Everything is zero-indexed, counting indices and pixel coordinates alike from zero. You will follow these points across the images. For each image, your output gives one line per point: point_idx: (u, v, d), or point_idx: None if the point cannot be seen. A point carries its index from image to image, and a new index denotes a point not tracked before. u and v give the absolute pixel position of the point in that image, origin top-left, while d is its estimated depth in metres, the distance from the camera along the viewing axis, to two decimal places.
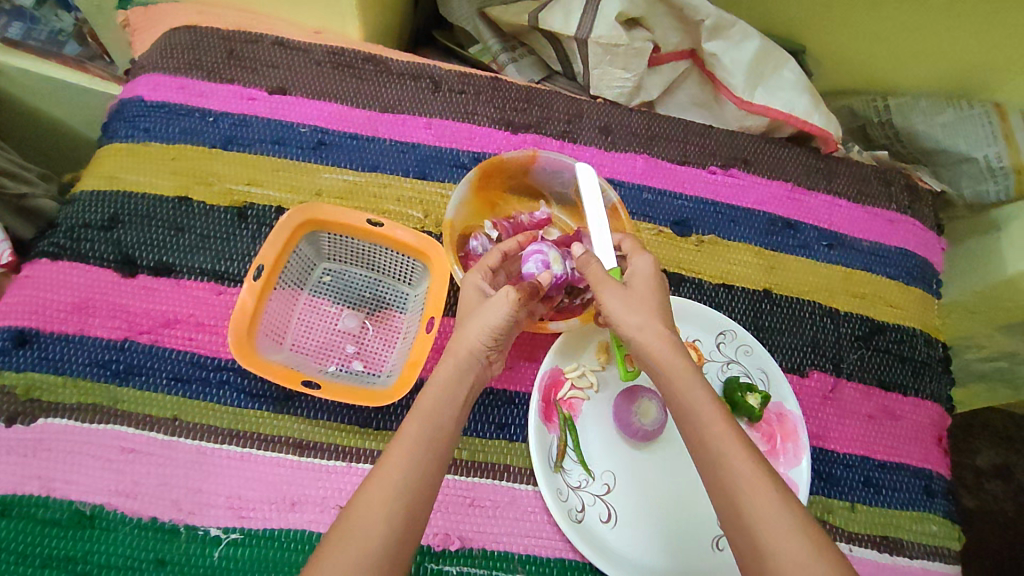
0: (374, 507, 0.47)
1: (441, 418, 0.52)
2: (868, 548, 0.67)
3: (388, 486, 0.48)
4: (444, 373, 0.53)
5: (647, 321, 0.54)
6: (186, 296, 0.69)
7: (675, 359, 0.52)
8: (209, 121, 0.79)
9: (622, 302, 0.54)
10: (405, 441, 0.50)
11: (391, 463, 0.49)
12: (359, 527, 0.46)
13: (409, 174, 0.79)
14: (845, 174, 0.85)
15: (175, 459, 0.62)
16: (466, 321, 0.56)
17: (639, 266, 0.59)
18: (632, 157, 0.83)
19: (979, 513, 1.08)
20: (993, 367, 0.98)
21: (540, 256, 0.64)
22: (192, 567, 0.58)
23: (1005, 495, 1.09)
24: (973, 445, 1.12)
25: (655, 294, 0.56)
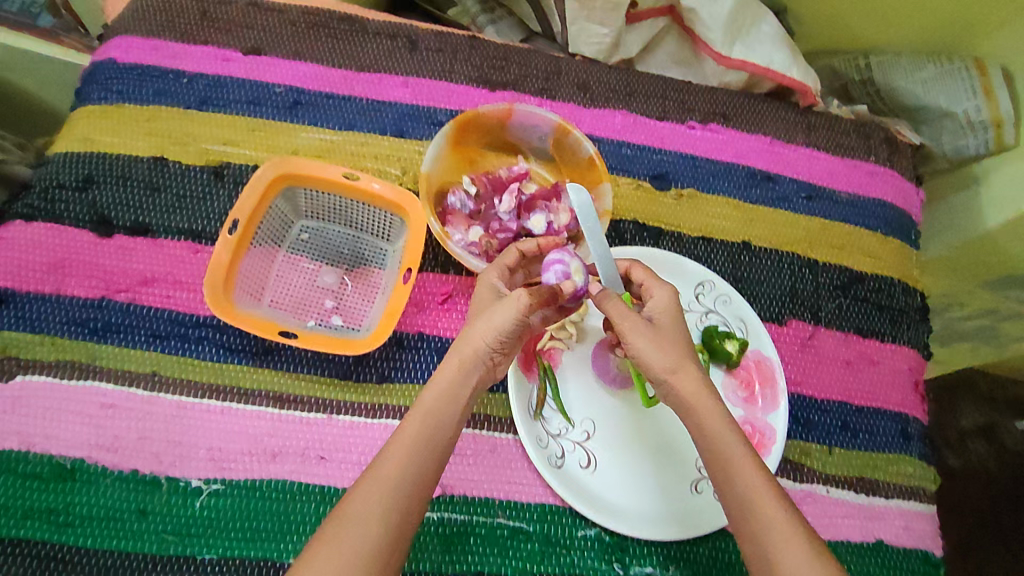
0: (368, 505, 0.46)
1: (443, 416, 0.51)
2: (845, 489, 0.68)
3: (384, 486, 0.47)
4: (445, 370, 0.52)
5: (679, 364, 0.52)
6: (163, 254, 0.69)
7: (705, 401, 0.51)
8: (183, 82, 0.78)
9: (650, 341, 0.53)
10: (406, 438, 0.49)
11: (388, 460, 0.48)
12: (353, 525, 0.46)
13: (386, 133, 0.79)
14: (823, 127, 0.85)
15: (155, 414, 0.62)
16: (475, 322, 0.53)
17: (661, 298, 0.56)
18: (611, 114, 0.83)
19: (964, 472, 1.10)
20: (979, 325, 1.01)
21: (560, 267, 0.55)
22: (174, 517, 0.59)
23: (989, 455, 1.11)
24: (958, 406, 1.14)
25: (678, 328, 0.55)
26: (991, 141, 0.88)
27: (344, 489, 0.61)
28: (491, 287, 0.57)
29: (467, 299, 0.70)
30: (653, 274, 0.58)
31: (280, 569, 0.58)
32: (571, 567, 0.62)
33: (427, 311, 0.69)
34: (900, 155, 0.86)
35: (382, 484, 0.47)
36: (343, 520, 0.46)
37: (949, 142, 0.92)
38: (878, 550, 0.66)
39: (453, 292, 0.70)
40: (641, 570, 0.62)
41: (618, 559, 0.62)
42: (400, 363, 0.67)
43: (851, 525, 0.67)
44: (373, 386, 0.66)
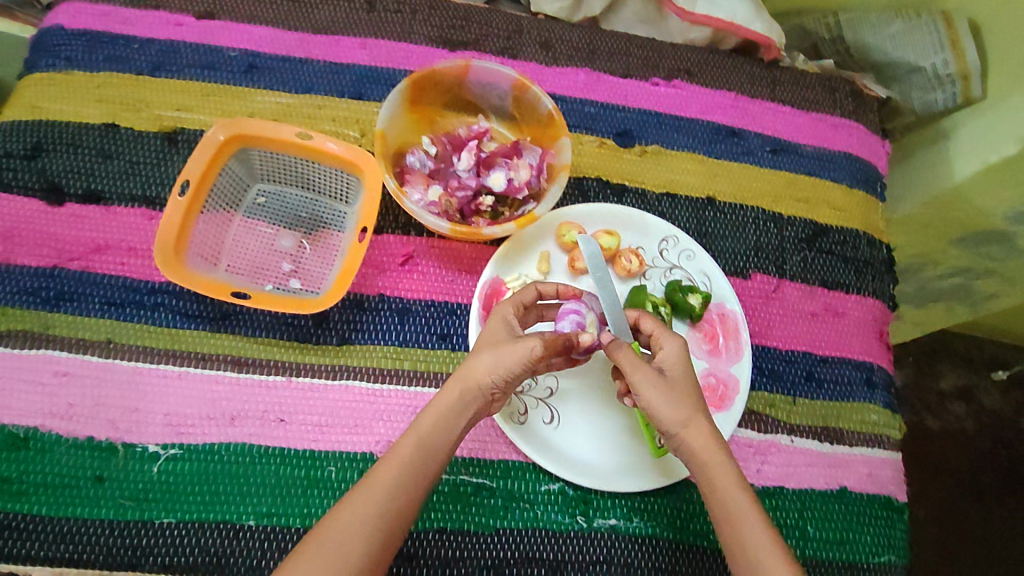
0: (352, 523, 0.49)
1: (434, 441, 0.53)
2: (809, 438, 0.68)
3: (371, 505, 0.50)
4: (445, 397, 0.53)
5: (689, 420, 0.53)
6: (115, 221, 0.67)
7: (715, 456, 0.53)
8: (134, 47, 0.75)
9: (661, 396, 0.53)
10: (396, 462, 0.51)
11: (376, 480, 0.51)
12: (334, 541, 0.48)
13: (344, 95, 0.77)
14: (789, 82, 0.84)
15: (111, 380, 0.61)
16: (484, 353, 0.54)
17: (672, 351, 0.56)
18: (575, 72, 0.81)
19: (941, 433, 1.11)
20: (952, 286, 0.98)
21: (575, 316, 0.58)
22: (131, 482, 0.59)
23: (966, 415, 1.12)
24: (936, 368, 1.14)
25: (688, 382, 0.55)
26: (958, 94, 0.85)
27: (305, 450, 0.61)
28: (504, 319, 0.56)
29: (428, 259, 0.69)
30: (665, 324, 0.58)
31: (240, 531, 0.58)
32: (534, 522, 0.62)
33: (388, 273, 0.68)
34: (866, 109, 0.86)
35: (367, 504, 0.50)
36: (328, 533, 0.48)
37: (919, 98, 0.89)
38: (841, 496, 0.67)
39: (413, 253, 0.69)
40: (605, 522, 0.62)
41: (581, 513, 0.62)
42: (361, 325, 0.66)
43: (814, 473, 0.67)
44: (333, 348, 0.65)
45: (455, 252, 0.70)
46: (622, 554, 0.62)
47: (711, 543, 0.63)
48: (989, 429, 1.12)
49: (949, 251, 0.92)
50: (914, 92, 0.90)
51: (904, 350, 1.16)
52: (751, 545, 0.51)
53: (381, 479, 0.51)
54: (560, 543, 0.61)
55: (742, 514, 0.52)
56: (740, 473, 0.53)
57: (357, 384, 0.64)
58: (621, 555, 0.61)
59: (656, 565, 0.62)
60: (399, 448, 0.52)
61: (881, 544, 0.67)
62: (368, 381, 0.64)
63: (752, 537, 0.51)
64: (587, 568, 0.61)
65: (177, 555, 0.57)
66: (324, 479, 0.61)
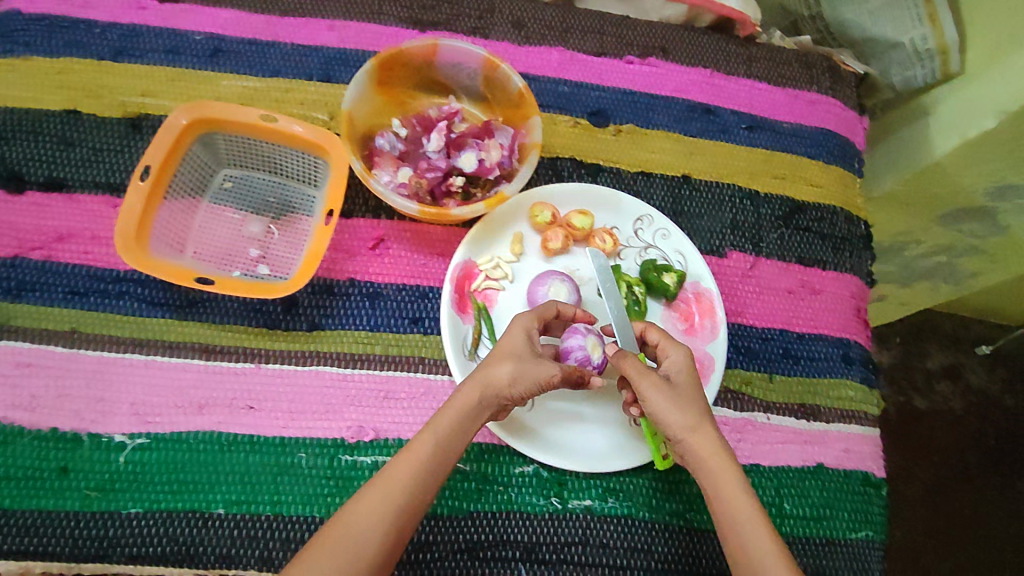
0: (366, 520, 0.49)
1: (449, 441, 0.53)
2: (786, 416, 0.69)
3: (386, 503, 0.50)
4: (462, 399, 0.54)
5: (695, 425, 0.54)
6: (79, 210, 0.66)
7: (720, 462, 0.54)
8: (95, 32, 0.72)
9: (668, 403, 0.54)
10: (412, 460, 0.52)
11: (391, 477, 0.51)
12: (348, 537, 0.48)
13: (313, 78, 0.75)
14: (765, 58, 0.83)
15: (74, 370, 0.60)
16: (507, 364, 0.54)
17: (678, 360, 0.57)
18: (548, 51, 0.79)
19: (929, 413, 1.11)
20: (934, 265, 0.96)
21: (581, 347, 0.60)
22: (96, 473, 0.58)
23: (954, 395, 1.12)
24: (924, 349, 1.14)
25: (693, 390, 0.56)
26: (936, 70, 0.81)
27: (276, 437, 0.61)
28: (523, 330, 0.57)
29: (399, 243, 0.68)
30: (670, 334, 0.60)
31: (209, 519, 0.58)
32: (508, 504, 0.62)
33: (359, 257, 0.67)
34: (843, 84, 0.85)
35: (383, 501, 0.50)
36: (341, 529, 0.49)
37: (899, 75, 0.86)
38: (818, 472, 0.67)
39: (384, 237, 0.68)
40: (580, 503, 0.63)
41: (556, 494, 0.63)
42: (331, 310, 0.65)
43: (790, 450, 0.67)
44: (303, 334, 0.64)
45: (427, 236, 0.69)
46: (597, 535, 0.62)
47: (685, 522, 0.64)
48: (976, 407, 1.12)
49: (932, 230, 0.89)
50: (893, 69, 0.86)
51: (892, 331, 1.15)
52: (755, 550, 0.51)
53: (396, 477, 0.51)
54: (535, 525, 0.61)
55: (747, 520, 0.52)
56: (745, 481, 0.54)
57: (327, 370, 0.63)
58: (595, 536, 0.62)
59: (630, 544, 0.62)
60: (414, 446, 0.52)
61: (858, 520, 0.67)
62: (338, 366, 0.63)
63: (757, 543, 0.51)
64: (562, 549, 0.61)
65: (146, 545, 0.57)
66: (294, 466, 0.60)
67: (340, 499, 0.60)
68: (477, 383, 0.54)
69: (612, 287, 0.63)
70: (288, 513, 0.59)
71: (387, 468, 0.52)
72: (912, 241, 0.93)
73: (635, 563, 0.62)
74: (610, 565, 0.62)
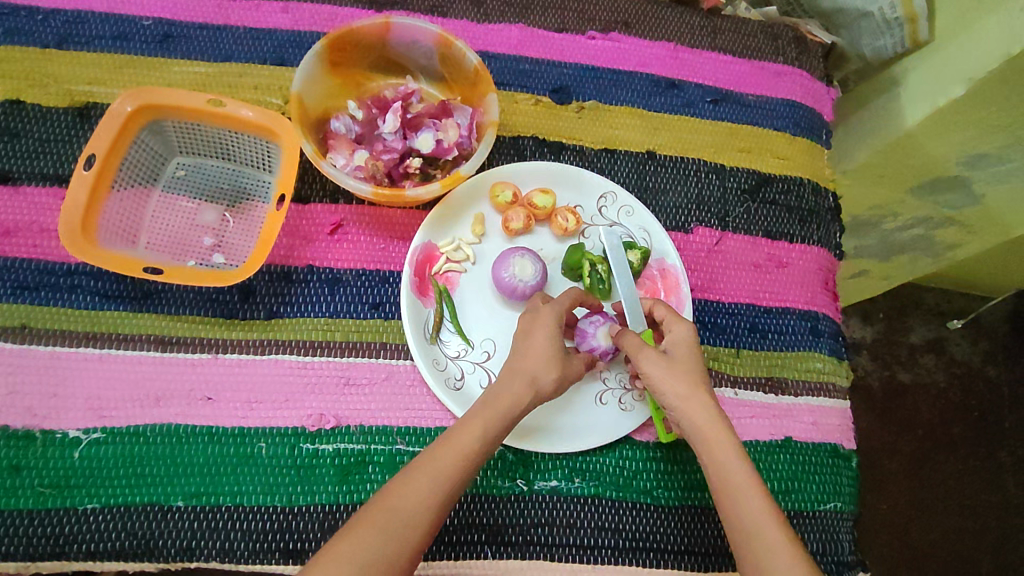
0: (411, 505, 0.47)
1: (494, 436, 0.52)
2: (753, 390, 0.69)
3: (434, 493, 0.48)
4: (511, 397, 0.53)
5: (690, 393, 0.55)
6: (26, 203, 0.64)
7: (714, 429, 0.53)
8: (38, 19, 0.69)
9: (665, 374, 0.55)
10: (462, 452, 0.50)
11: (440, 467, 0.49)
12: (394, 522, 0.47)
13: (267, 62, 0.71)
14: (730, 30, 0.81)
15: (25, 367, 0.59)
16: (554, 371, 0.55)
17: (682, 334, 0.58)
18: (507, 28, 0.77)
19: (913, 386, 1.11)
20: (912, 238, 0.88)
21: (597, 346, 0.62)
22: (51, 469, 0.57)
23: (936, 367, 1.12)
24: (906, 323, 1.13)
25: (693, 363, 0.57)
26: (906, 39, 0.76)
27: (235, 428, 0.60)
28: (553, 314, 0.57)
29: (358, 227, 0.67)
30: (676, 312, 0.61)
31: (169, 512, 0.57)
32: (474, 487, 0.61)
33: (317, 243, 0.66)
34: (810, 54, 0.82)
35: (431, 490, 0.48)
36: (388, 512, 0.47)
37: (868, 45, 0.82)
38: (786, 446, 0.67)
39: (343, 221, 0.67)
40: (546, 484, 0.62)
41: (521, 476, 0.62)
42: (289, 298, 0.64)
43: (758, 424, 0.68)
44: (260, 323, 0.63)
45: (386, 219, 0.67)
46: (565, 515, 0.62)
47: (654, 499, 0.63)
48: (959, 380, 1.12)
49: (907, 202, 0.83)
50: (863, 40, 0.82)
51: (875, 307, 1.14)
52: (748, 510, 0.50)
53: (445, 467, 0.49)
54: (501, 508, 0.61)
55: (741, 483, 0.52)
56: (742, 448, 0.53)
57: (287, 358, 0.62)
58: (563, 516, 0.62)
59: (598, 524, 0.62)
60: (462, 436, 0.51)
61: (826, 492, 0.67)
62: (298, 354, 0.62)
63: (752, 506, 0.51)
64: (529, 530, 0.61)
65: (102, 541, 0.56)
66: (254, 456, 0.59)
67: (302, 488, 0.59)
68: (526, 381, 0.54)
69: (621, 265, 0.64)
70: (248, 503, 0.58)
71: (432, 453, 0.50)
72: (888, 214, 0.86)
73: (604, 542, 0.61)
74: (577, 545, 0.61)
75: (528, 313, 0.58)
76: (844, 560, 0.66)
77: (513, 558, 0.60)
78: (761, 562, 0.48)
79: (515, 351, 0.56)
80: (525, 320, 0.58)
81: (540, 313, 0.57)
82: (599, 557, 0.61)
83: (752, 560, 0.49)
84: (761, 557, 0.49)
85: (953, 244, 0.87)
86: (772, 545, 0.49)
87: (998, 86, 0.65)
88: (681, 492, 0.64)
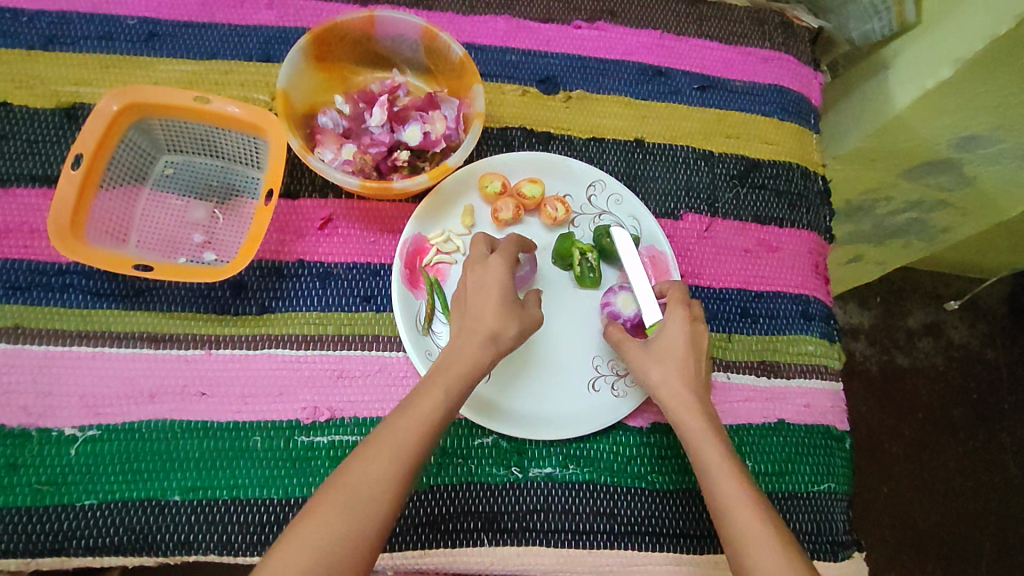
0: (376, 480, 0.47)
1: (456, 401, 0.52)
2: (745, 373, 0.69)
3: (399, 466, 0.48)
4: (473, 359, 0.53)
5: (667, 384, 0.56)
6: (17, 204, 0.64)
7: (686, 414, 0.55)
8: (22, 21, 0.69)
9: (641, 365, 0.58)
10: (422, 422, 0.50)
11: (403, 439, 0.49)
12: (359, 499, 0.46)
13: (253, 58, 0.71)
14: (716, 16, 0.81)
15: (19, 366, 0.60)
16: (512, 325, 0.55)
17: (672, 322, 0.58)
18: (492, 19, 0.77)
19: (912, 370, 1.11)
20: (906, 221, 0.89)
21: (610, 307, 0.65)
22: (47, 467, 0.58)
23: (935, 351, 1.12)
24: (904, 307, 1.13)
25: (681, 352, 0.57)
26: (893, 21, 0.74)
27: (230, 422, 0.60)
28: (502, 266, 0.57)
29: (349, 221, 0.67)
30: (682, 297, 0.59)
31: (165, 506, 0.58)
32: (469, 476, 0.62)
33: (307, 237, 0.66)
34: (797, 39, 0.82)
35: (393, 463, 0.48)
36: (351, 489, 0.47)
37: (857, 29, 0.80)
38: (779, 429, 0.68)
39: (333, 216, 0.67)
40: (541, 471, 0.63)
41: (516, 463, 0.62)
42: (281, 293, 0.64)
43: (750, 408, 0.68)
44: (253, 318, 0.63)
45: (376, 213, 0.68)
46: (560, 501, 0.62)
47: (648, 484, 0.63)
48: (957, 363, 1.12)
49: (900, 185, 0.82)
50: (852, 23, 0.80)
51: (872, 292, 1.14)
52: (722, 497, 0.50)
53: (409, 439, 0.49)
54: (496, 495, 0.61)
55: (712, 461, 0.52)
56: (716, 428, 0.54)
57: (279, 352, 0.62)
58: (558, 502, 0.62)
59: (593, 509, 0.62)
60: (423, 406, 0.51)
61: (820, 473, 0.67)
62: (292, 348, 0.63)
63: (722, 482, 0.51)
64: (524, 517, 0.61)
65: (100, 536, 0.57)
66: (248, 449, 0.60)
67: (298, 480, 0.60)
68: (485, 343, 0.53)
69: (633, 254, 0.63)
70: (245, 496, 0.59)
71: (392, 425, 0.50)
72: (882, 198, 0.86)
73: (599, 527, 0.62)
74: (572, 530, 0.62)
75: (478, 264, 0.58)
76: (839, 540, 0.66)
77: (509, 545, 0.61)
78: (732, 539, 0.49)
79: (466, 309, 0.56)
80: (473, 271, 0.57)
81: (489, 265, 0.57)
82: (595, 542, 0.61)
83: (724, 534, 0.50)
84: (732, 532, 0.49)
85: (946, 227, 0.87)
86: (738, 522, 0.49)
87: (983, 69, 0.64)
88: (675, 476, 0.64)
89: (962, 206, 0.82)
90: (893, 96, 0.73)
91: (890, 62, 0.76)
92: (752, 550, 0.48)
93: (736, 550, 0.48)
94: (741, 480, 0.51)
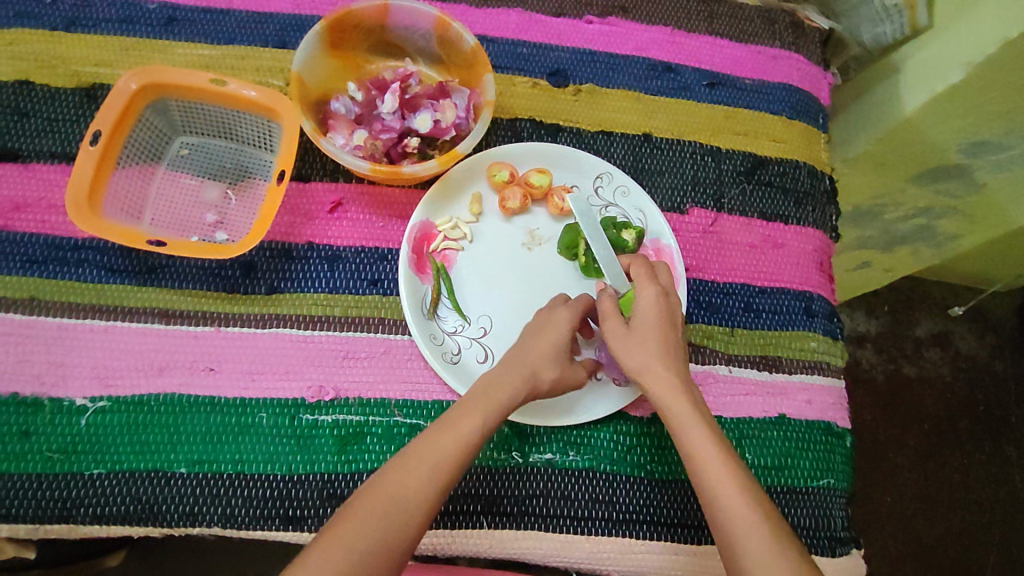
0: (412, 491, 0.49)
1: (490, 423, 0.54)
2: (749, 367, 0.70)
3: (432, 479, 0.50)
4: (508, 389, 0.55)
5: (650, 366, 0.56)
6: (35, 179, 0.66)
7: (669, 396, 0.55)
8: (46, 3, 0.71)
9: (620, 345, 0.58)
10: (461, 441, 0.51)
11: (440, 457, 0.50)
12: (396, 506, 0.48)
13: (269, 44, 0.72)
14: (727, 14, 0.81)
15: (34, 336, 0.61)
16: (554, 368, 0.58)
17: (647, 298, 0.58)
18: (505, 12, 0.78)
19: (918, 380, 1.11)
20: (914, 227, 0.89)
21: None
22: (59, 436, 0.59)
23: (942, 361, 1.12)
24: (912, 316, 1.13)
25: (659, 331, 0.58)
26: (905, 25, 0.74)
27: (236, 398, 0.61)
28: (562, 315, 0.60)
29: (358, 206, 0.68)
30: (650, 271, 0.60)
31: (172, 478, 0.59)
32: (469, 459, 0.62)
33: (317, 221, 0.67)
34: (808, 39, 0.82)
35: (431, 477, 0.50)
36: (389, 497, 0.48)
37: (869, 32, 0.80)
38: (779, 423, 0.68)
39: (342, 200, 0.68)
40: (542, 457, 0.63)
41: (517, 448, 0.63)
42: (289, 274, 0.65)
43: (751, 402, 0.69)
44: (261, 298, 0.64)
45: (386, 199, 0.69)
46: (559, 487, 0.63)
47: (647, 473, 0.64)
48: (965, 374, 1.12)
49: (909, 191, 0.82)
50: (863, 26, 0.80)
51: (880, 299, 1.14)
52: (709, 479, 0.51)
53: (443, 457, 0.50)
54: (497, 479, 0.62)
55: (693, 440, 0.53)
56: (696, 405, 0.55)
57: (286, 331, 0.63)
58: (557, 488, 0.63)
59: (591, 496, 0.63)
60: (462, 426, 0.52)
61: (819, 468, 0.68)
62: (298, 328, 0.64)
63: (707, 464, 0.51)
64: (524, 501, 0.62)
65: (108, 504, 0.58)
66: (255, 426, 0.61)
67: (301, 457, 0.60)
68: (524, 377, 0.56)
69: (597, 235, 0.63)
70: (250, 471, 0.60)
71: (429, 440, 0.51)
72: (891, 203, 0.86)
73: (597, 514, 0.62)
74: (570, 516, 0.62)
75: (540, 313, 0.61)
76: (838, 535, 0.66)
77: (507, 528, 0.61)
78: (720, 517, 0.49)
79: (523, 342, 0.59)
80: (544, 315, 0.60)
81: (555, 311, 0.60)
82: (593, 528, 0.62)
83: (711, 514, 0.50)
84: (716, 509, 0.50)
85: (955, 235, 0.87)
86: (726, 498, 0.49)
87: (992, 75, 0.64)
88: (674, 466, 0.64)
89: (971, 214, 0.82)
90: (902, 100, 0.73)
91: (900, 66, 0.75)
92: (748, 537, 0.47)
93: (723, 525, 0.49)
94: (728, 461, 0.51)
